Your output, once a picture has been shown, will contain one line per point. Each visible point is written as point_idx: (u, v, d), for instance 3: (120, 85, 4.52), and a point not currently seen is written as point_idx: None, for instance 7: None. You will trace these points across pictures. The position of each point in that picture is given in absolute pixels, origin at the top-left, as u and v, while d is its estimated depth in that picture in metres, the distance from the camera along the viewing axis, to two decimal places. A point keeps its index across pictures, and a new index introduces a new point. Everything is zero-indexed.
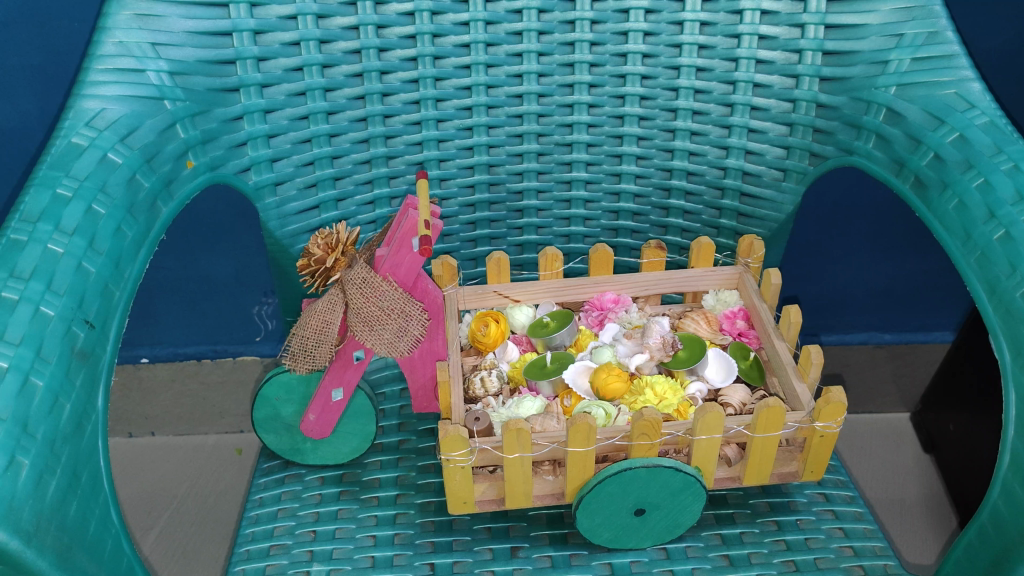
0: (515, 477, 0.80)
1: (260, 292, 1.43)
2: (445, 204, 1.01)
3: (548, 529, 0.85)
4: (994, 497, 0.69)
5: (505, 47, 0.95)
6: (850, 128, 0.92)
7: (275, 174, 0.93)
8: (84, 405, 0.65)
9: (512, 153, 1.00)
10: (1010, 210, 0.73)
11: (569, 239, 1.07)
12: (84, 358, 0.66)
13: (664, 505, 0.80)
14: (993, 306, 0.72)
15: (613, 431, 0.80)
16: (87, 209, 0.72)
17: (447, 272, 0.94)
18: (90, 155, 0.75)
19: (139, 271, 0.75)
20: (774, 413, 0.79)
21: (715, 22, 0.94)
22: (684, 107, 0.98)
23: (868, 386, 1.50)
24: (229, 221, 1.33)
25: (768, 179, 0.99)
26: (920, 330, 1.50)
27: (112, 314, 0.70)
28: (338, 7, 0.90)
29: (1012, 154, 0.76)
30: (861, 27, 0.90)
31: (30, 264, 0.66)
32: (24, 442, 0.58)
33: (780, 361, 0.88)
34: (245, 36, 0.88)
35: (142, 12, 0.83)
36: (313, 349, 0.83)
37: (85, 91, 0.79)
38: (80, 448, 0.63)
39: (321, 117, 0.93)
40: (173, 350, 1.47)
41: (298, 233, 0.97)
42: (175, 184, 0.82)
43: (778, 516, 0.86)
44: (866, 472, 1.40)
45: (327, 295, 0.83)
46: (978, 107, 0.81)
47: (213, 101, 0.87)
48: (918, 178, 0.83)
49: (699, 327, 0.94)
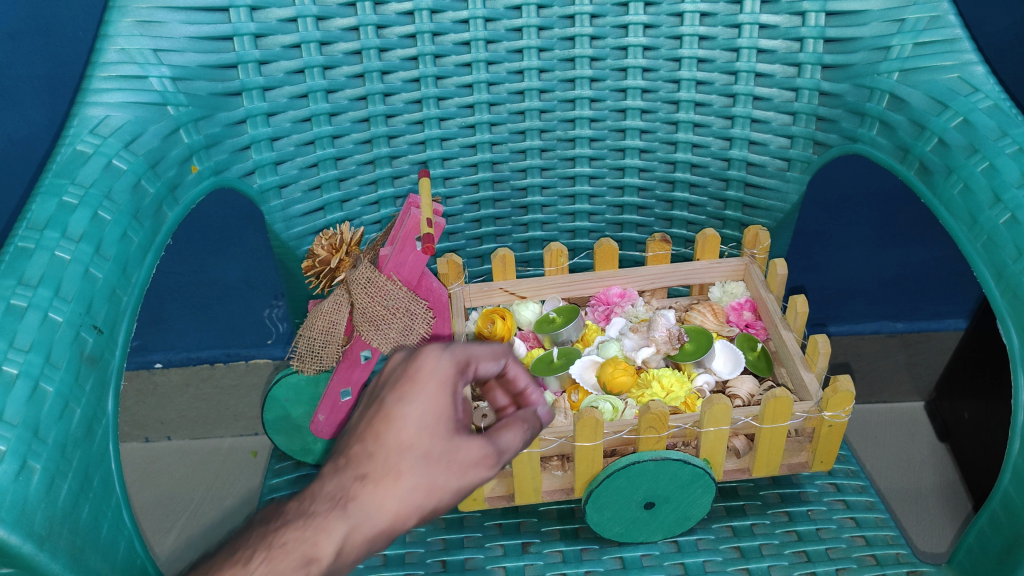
0: (525, 474, 0.81)
1: (270, 295, 1.44)
2: (450, 203, 1.02)
3: (559, 524, 0.85)
4: (1004, 482, 0.69)
5: (505, 44, 0.95)
6: (853, 115, 0.91)
7: (279, 177, 0.94)
8: (94, 409, 0.66)
9: (515, 151, 1.01)
10: (1016, 193, 0.73)
11: (575, 235, 1.07)
12: (94, 362, 0.67)
13: (674, 497, 0.80)
14: (1001, 291, 0.72)
15: (621, 425, 0.80)
16: (93, 216, 0.72)
17: (452, 270, 0.94)
18: (95, 163, 0.75)
19: (147, 275, 0.75)
20: (780, 404, 0.78)
21: (715, 13, 0.94)
22: (687, 99, 0.98)
23: (881, 376, 1.50)
24: (237, 225, 1.34)
25: (772, 169, 0.99)
26: (934, 318, 1.48)
27: (120, 318, 0.71)
28: (337, 8, 0.90)
29: (1017, 137, 0.75)
30: (862, 13, 0.89)
31: (37, 271, 0.67)
32: (35, 447, 0.59)
33: (788, 352, 0.88)
34: (245, 40, 0.88)
35: (143, 19, 0.83)
36: (322, 350, 0.85)
37: (89, 99, 0.80)
38: (91, 452, 0.64)
39: (324, 118, 0.94)
40: (188, 354, 1.48)
41: (303, 235, 0.97)
42: (180, 189, 0.83)
43: (789, 507, 0.86)
44: (880, 462, 1.39)
45: (333, 295, 0.84)
46: (982, 90, 0.80)
47: (216, 106, 0.88)
48: (923, 164, 0.82)
49: (705, 319, 0.94)
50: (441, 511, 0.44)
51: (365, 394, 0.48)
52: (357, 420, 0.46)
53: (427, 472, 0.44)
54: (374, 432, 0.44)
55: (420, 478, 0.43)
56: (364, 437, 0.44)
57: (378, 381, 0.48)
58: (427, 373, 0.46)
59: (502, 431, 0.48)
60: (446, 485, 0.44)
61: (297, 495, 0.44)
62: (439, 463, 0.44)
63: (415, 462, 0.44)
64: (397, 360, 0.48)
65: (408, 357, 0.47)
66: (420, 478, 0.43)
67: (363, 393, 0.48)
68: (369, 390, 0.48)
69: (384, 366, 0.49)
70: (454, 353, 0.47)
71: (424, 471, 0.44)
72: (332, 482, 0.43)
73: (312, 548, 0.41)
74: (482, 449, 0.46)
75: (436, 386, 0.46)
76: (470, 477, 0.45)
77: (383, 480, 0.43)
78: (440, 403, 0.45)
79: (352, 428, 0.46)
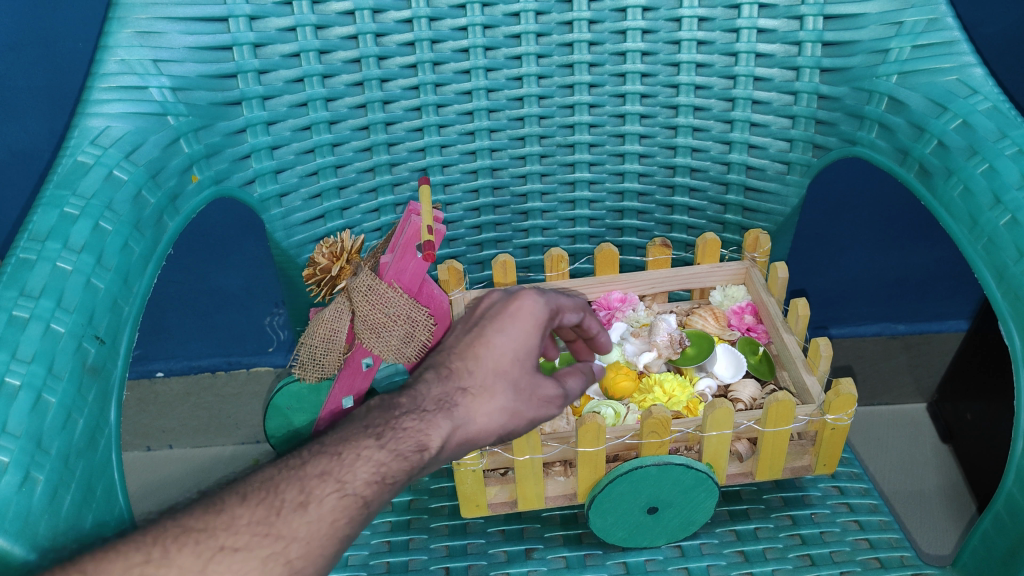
0: (526, 480, 0.81)
1: (271, 303, 1.45)
2: (450, 209, 1.02)
3: (563, 529, 0.86)
4: (1008, 484, 0.68)
5: (503, 51, 0.95)
6: (853, 118, 0.91)
7: (280, 185, 0.94)
8: (97, 419, 0.66)
9: (514, 157, 1.01)
10: (1016, 195, 0.73)
11: (575, 240, 1.08)
12: (96, 373, 0.67)
13: (677, 502, 0.80)
14: (1002, 293, 0.72)
15: (623, 430, 0.80)
16: (94, 226, 0.72)
17: (453, 276, 0.93)
18: (96, 174, 0.75)
19: (148, 286, 0.75)
20: (784, 407, 0.78)
21: (713, 17, 0.93)
22: (686, 103, 0.98)
23: (883, 378, 1.49)
24: (237, 234, 1.34)
25: (772, 172, 0.99)
26: (935, 319, 1.49)
27: (122, 328, 0.71)
28: (336, 16, 0.90)
29: (1016, 139, 0.75)
30: (860, 16, 0.89)
31: (39, 282, 0.67)
32: (38, 458, 0.59)
33: (790, 356, 0.88)
34: (245, 49, 0.88)
35: (143, 30, 0.83)
36: (321, 357, 0.84)
37: (90, 110, 0.80)
38: (94, 463, 0.64)
39: (324, 127, 0.94)
40: (188, 362, 1.49)
41: (304, 243, 0.98)
42: (180, 199, 0.83)
43: (792, 510, 0.86)
44: (882, 465, 1.39)
45: (334, 303, 0.83)
46: (981, 92, 0.80)
47: (216, 115, 0.88)
48: (923, 166, 0.82)
49: (707, 323, 0.94)
50: (517, 430, 0.64)
51: (468, 319, 0.68)
52: (464, 341, 0.65)
53: (513, 398, 0.64)
54: (480, 356, 0.64)
55: (506, 401, 0.63)
56: (468, 357, 0.64)
57: (482, 312, 0.67)
58: (524, 314, 0.65)
59: (567, 377, 0.69)
60: (522, 411, 0.64)
61: (410, 393, 0.62)
62: (522, 393, 0.64)
63: (505, 388, 0.63)
64: (499, 298, 0.67)
65: (509, 300, 0.67)
66: (506, 404, 0.63)
67: (466, 316, 0.68)
68: (472, 317, 0.67)
69: (485, 300, 0.68)
70: (548, 302, 0.67)
71: (511, 396, 0.63)
72: (441, 390, 0.62)
73: (424, 437, 0.59)
74: (554, 390, 0.66)
75: (532, 325, 0.65)
76: (540, 410, 0.65)
77: (480, 394, 0.63)
78: (531, 339, 0.65)
79: (458, 349, 0.65)
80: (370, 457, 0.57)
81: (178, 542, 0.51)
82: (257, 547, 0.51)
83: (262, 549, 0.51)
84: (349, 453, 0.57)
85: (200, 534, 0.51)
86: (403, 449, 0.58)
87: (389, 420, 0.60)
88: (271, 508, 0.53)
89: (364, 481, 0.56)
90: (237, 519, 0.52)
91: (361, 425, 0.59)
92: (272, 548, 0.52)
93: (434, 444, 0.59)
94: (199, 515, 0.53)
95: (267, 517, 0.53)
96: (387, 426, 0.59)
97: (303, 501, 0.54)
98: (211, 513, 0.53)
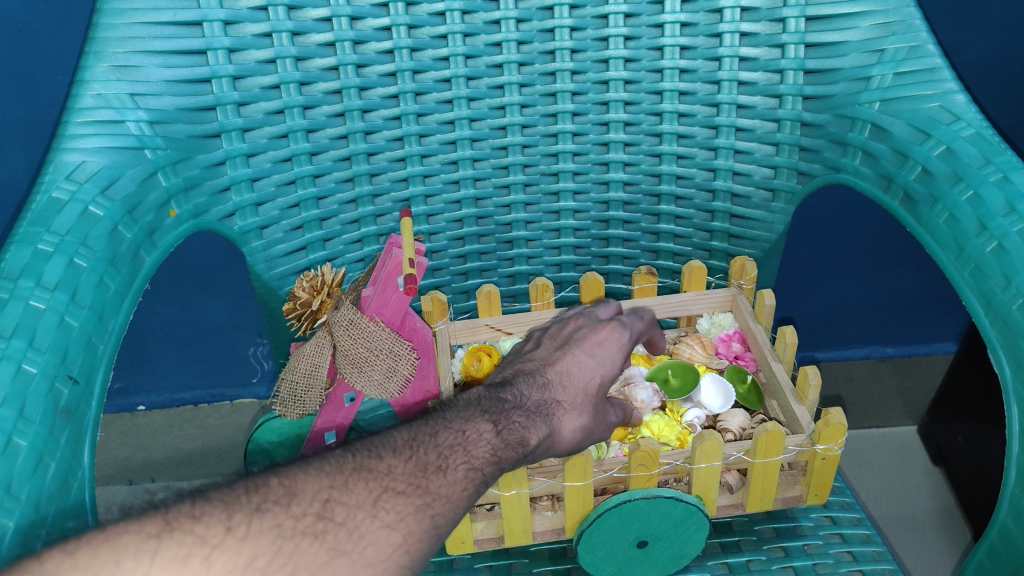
0: (514, 516, 0.79)
1: (254, 334, 1.44)
2: (434, 239, 1.01)
3: (551, 564, 0.83)
4: (1001, 514, 0.67)
5: (485, 80, 0.95)
6: (836, 145, 0.91)
7: (260, 218, 0.93)
8: (70, 462, 0.63)
9: (498, 186, 1.00)
10: (1002, 222, 0.72)
11: (560, 268, 1.07)
12: (69, 415, 0.65)
13: (667, 535, 0.79)
14: (991, 321, 0.71)
15: (611, 464, 0.80)
16: (69, 263, 0.71)
17: (438, 306, 0.92)
18: (71, 210, 0.74)
19: (123, 322, 0.74)
20: (773, 438, 0.77)
21: (695, 46, 0.93)
22: (669, 131, 0.98)
23: (873, 402, 1.48)
24: (220, 266, 1.33)
25: (757, 200, 0.99)
26: (923, 342, 1.49)
27: (97, 366, 0.69)
28: (317, 48, 0.89)
29: (1001, 165, 0.75)
30: (841, 44, 0.89)
31: (11, 322, 0.65)
32: (7, 503, 0.57)
33: (779, 384, 0.87)
34: (224, 82, 0.87)
35: (120, 64, 0.82)
36: (303, 394, 0.82)
37: (65, 145, 0.78)
38: (67, 507, 0.62)
39: (305, 158, 0.93)
40: (170, 396, 1.48)
41: (285, 275, 0.96)
42: (158, 233, 0.82)
43: (785, 542, 0.84)
44: (874, 488, 1.38)
45: (315, 337, 0.82)
46: (964, 119, 0.80)
47: (195, 148, 0.87)
48: (907, 194, 0.81)
49: (694, 352, 0.93)
50: (584, 447, 0.71)
51: (558, 336, 0.77)
52: (556, 355, 0.74)
53: (591, 419, 0.71)
54: (570, 372, 0.72)
55: (587, 421, 0.70)
56: (561, 371, 0.72)
57: (570, 334, 0.76)
58: (611, 342, 0.76)
59: (614, 408, 0.76)
60: (595, 431, 0.71)
61: (512, 391, 0.69)
62: (597, 415, 0.72)
63: (588, 409, 0.71)
64: (587, 324, 0.77)
65: (598, 327, 0.77)
66: (585, 422, 0.70)
67: (555, 333, 0.77)
68: (561, 336, 0.76)
69: (573, 323, 0.78)
70: (627, 334, 0.77)
71: (590, 416, 0.71)
72: (540, 397, 0.69)
73: (526, 435, 0.65)
74: (615, 416, 0.75)
75: (616, 353, 0.75)
76: (603, 431, 0.73)
77: (571, 409, 0.70)
78: (613, 366, 0.74)
79: (550, 361, 0.73)
80: (488, 440, 0.62)
81: (354, 478, 0.55)
82: (412, 495, 0.55)
83: (416, 497, 0.55)
84: (471, 433, 0.62)
85: (369, 474, 0.55)
86: (511, 439, 0.63)
87: (499, 412, 0.65)
88: (419, 464, 0.57)
89: (485, 460, 0.60)
90: (394, 468, 0.56)
91: (476, 410, 0.65)
92: (422, 499, 0.55)
93: (533, 440, 0.65)
94: (364, 458, 0.56)
95: (417, 472, 0.56)
96: (499, 416, 0.65)
97: (441, 466, 0.58)
98: (371, 457, 0.56)
